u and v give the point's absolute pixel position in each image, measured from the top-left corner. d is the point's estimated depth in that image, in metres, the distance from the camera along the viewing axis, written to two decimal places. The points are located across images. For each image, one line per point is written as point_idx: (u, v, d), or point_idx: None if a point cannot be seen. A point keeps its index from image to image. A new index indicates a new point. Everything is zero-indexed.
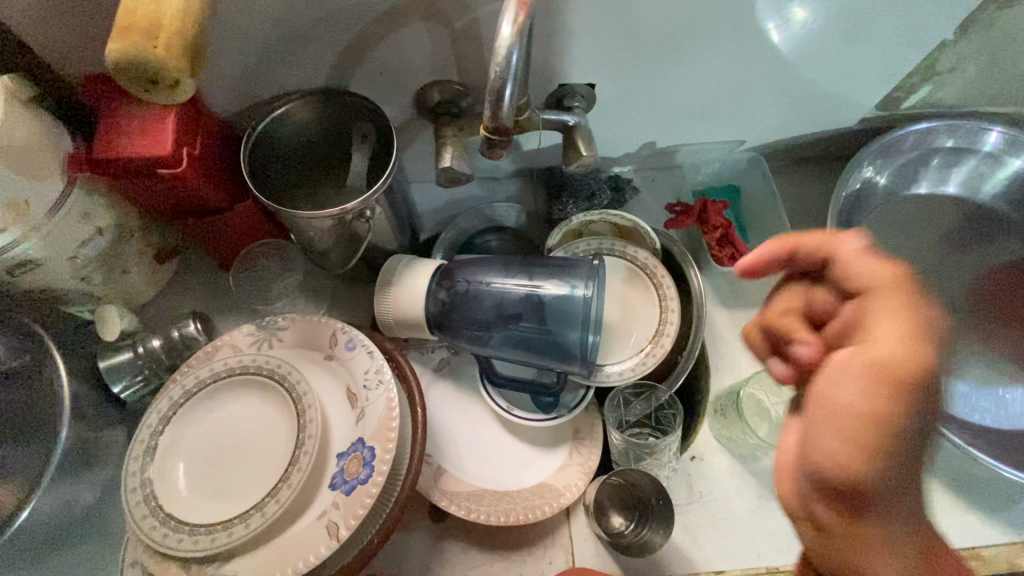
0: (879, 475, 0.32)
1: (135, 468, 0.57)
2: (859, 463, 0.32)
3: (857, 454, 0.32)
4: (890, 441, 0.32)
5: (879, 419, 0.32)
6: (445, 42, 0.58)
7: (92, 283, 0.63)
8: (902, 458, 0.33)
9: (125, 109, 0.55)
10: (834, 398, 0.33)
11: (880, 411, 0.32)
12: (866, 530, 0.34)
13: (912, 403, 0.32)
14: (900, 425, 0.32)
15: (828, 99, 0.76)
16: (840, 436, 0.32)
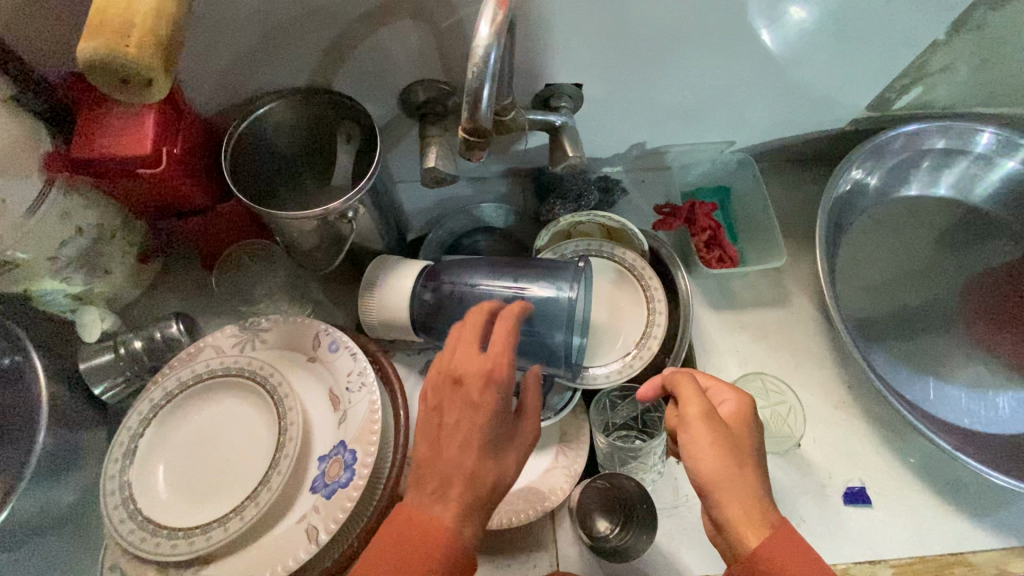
0: (758, 498, 0.43)
1: (114, 470, 0.56)
2: (743, 498, 0.43)
3: (732, 494, 0.43)
4: (744, 471, 0.43)
5: (731, 461, 0.43)
6: (429, 40, 0.57)
7: (73, 284, 0.62)
8: (762, 473, 0.44)
9: (104, 108, 0.54)
10: (702, 477, 0.44)
11: (730, 460, 0.43)
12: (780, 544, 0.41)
13: (749, 435, 0.46)
14: (745, 454, 0.44)
15: (819, 99, 0.75)
16: (713, 489, 0.43)
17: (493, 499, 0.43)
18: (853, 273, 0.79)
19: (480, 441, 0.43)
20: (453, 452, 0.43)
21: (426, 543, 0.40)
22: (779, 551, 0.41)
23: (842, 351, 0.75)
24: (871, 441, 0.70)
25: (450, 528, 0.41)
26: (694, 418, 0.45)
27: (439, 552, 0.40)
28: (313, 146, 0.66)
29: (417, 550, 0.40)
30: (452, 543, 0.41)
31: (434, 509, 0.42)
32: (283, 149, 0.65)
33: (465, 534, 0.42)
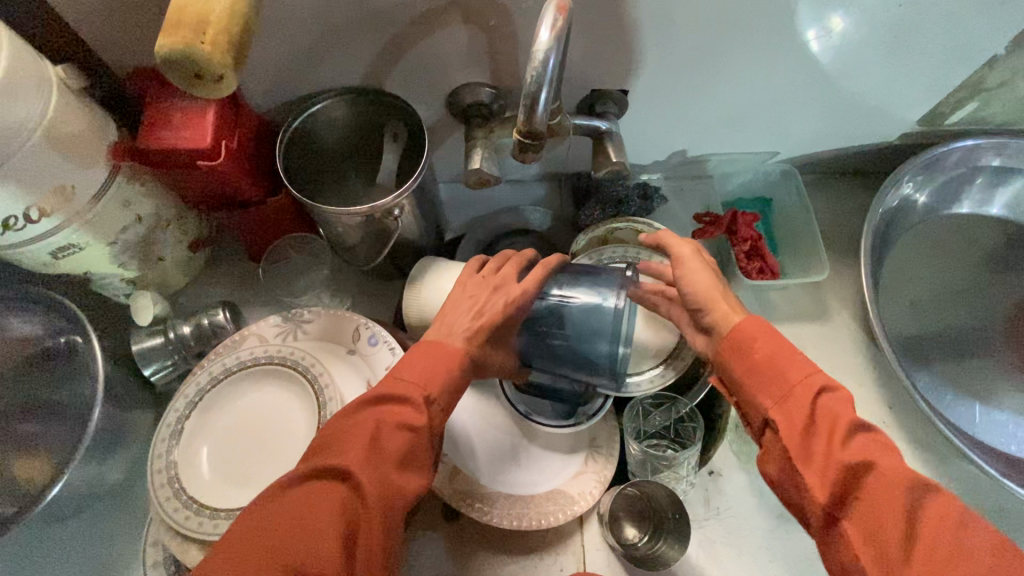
0: (738, 305, 0.48)
1: (161, 450, 0.58)
2: (729, 303, 0.48)
3: (716, 297, 0.48)
4: (728, 292, 0.49)
5: (718, 283, 0.50)
6: (480, 44, 0.58)
7: (129, 269, 0.65)
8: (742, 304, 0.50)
9: (169, 103, 0.56)
10: (692, 288, 0.49)
11: (714, 280, 0.50)
12: (756, 327, 0.46)
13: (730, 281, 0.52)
14: (728, 289, 0.50)
15: (868, 112, 0.74)
16: (704, 301, 0.49)
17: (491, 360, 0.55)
18: (897, 290, 0.77)
19: (498, 315, 0.52)
20: (478, 315, 0.52)
21: (463, 352, 0.50)
22: (756, 327, 0.45)
23: (883, 370, 0.73)
24: (912, 463, 0.68)
25: (479, 347, 0.51)
26: (688, 252, 0.52)
27: (469, 362, 0.50)
28: (362, 144, 0.67)
29: (456, 360, 0.49)
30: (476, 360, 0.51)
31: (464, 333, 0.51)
32: (333, 145, 0.67)
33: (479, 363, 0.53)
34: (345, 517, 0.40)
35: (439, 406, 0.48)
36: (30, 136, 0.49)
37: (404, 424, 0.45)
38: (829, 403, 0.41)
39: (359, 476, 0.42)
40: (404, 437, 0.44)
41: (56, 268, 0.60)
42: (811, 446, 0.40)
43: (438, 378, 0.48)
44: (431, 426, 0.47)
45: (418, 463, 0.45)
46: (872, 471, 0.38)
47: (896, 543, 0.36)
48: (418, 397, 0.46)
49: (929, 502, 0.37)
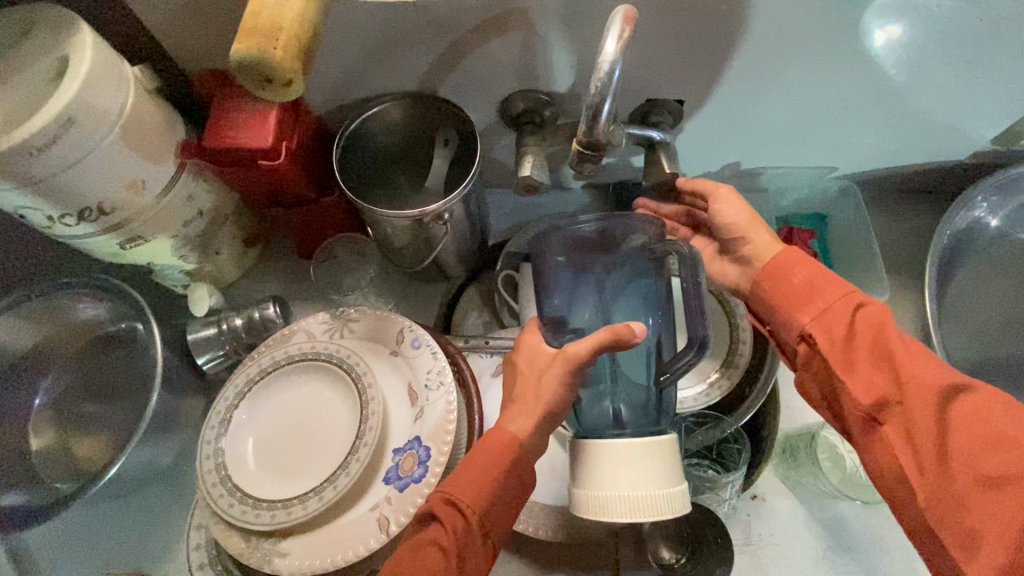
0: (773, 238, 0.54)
1: (210, 437, 0.60)
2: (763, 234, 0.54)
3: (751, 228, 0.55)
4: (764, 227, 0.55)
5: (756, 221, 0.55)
6: (538, 52, 0.58)
7: (189, 261, 0.68)
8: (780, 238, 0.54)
9: (234, 103, 0.58)
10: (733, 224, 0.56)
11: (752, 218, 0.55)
12: (788, 255, 0.50)
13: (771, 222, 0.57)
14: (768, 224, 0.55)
15: (937, 129, 0.70)
16: (743, 232, 0.55)
17: (542, 403, 0.49)
18: (963, 317, 0.72)
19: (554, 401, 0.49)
20: (536, 403, 0.49)
21: (497, 451, 0.47)
22: (791, 257, 0.50)
23: None
24: None
25: (516, 438, 0.48)
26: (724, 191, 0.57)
27: (507, 458, 0.47)
28: (414, 148, 0.68)
29: (491, 462, 0.47)
30: (516, 454, 0.48)
31: (502, 423, 0.49)
32: (387, 148, 0.68)
33: (530, 449, 0.49)
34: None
35: (473, 519, 0.45)
36: (109, 132, 0.51)
37: (426, 549, 0.44)
38: (875, 320, 0.44)
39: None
40: (429, 564, 0.43)
41: (123, 258, 0.63)
42: (850, 357, 0.44)
43: (468, 489, 0.46)
44: (462, 544, 0.44)
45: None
46: (910, 374, 0.41)
47: (932, 443, 0.40)
48: (442, 508, 0.45)
49: (967, 402, 0.39)
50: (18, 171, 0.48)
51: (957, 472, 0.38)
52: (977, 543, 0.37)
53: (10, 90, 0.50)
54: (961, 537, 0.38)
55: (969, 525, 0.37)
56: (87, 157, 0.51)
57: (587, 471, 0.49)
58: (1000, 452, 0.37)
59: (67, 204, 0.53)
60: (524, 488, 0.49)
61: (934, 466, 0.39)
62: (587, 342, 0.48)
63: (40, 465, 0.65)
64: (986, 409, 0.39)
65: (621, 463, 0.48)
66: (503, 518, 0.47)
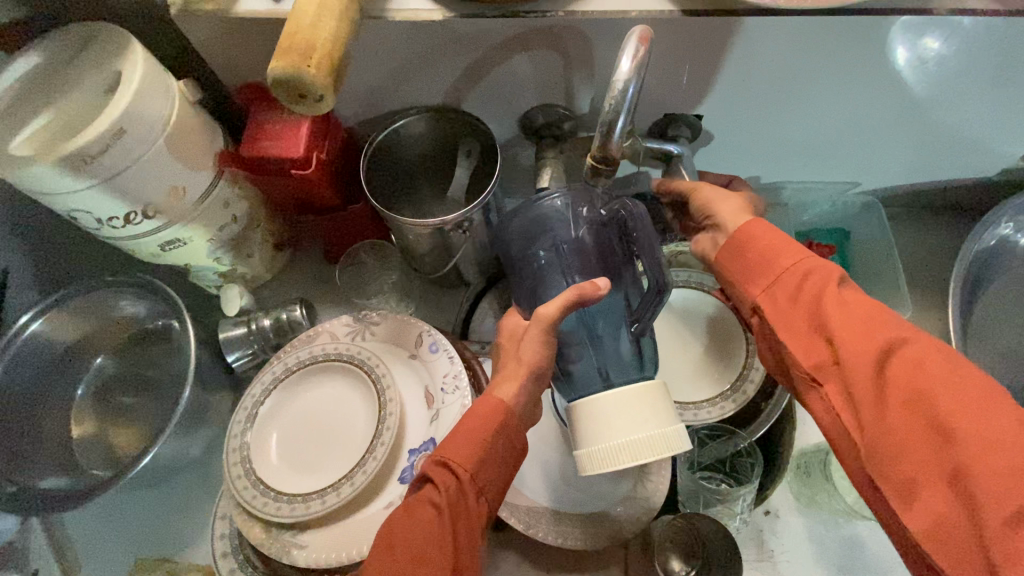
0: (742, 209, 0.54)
1: (236, 431, 0.63)
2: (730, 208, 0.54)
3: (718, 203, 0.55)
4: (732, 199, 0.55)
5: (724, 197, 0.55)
6: (559, 68, 0.60)
7: (222, 263, 0.71)
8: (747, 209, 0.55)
9: (272, 117, 0.62)
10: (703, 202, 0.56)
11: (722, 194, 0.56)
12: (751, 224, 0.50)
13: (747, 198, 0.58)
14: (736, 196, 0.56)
15: (963, 144, 0.69)
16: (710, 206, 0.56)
17: (524, 365, 0.51)
18: (990, 337, 0.71)
19: (536, 363, 0.51)
20: (518, 365, 0.51)
21: (485, 416, 0.49)
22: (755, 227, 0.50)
23: None
24: None
25: (502, 402, 0.49)
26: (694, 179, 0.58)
27: (494, 423, 0.48)
28: (438, 159, 0.71)
29: (478, 426, 0.48)
30: (501, 418, 0.49)
31: (490, 390, 0.50)
32: (412, 159, 0.71)
33: (517, 413, 0.50)
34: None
35: (465, 479, 0.46)
36: (155, 141, 0.55)
37: (421, 506, 0.45)
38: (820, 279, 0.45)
39: (379, 565, 0.44)
40: (422, 519, 0.44)
41: (162, 258, 0.67)
42: (797, 322, 0.45)
43: (459, 451, 0.47)
44: (455, 502, 0.46)
45: (438, 550, 0.44)
46: (851, 330, 0.42)
47: (871, 401, 0.41)
48: (435, 467, 0.47)
49: (905, 356, 0.40)
50: (72, 177, 0.52)
51: (892, 420, 0.40)
52: (911, 488, 0.39)
53: (67, 102, 0.54)
54: (898, 491, 0.39)
55: (902, 473, 0.39)
56: (133, 164, 0.54)
57: (586, 432, 0.52)
58: (931, 401, 0.39)
59: (115, 207, 0.57)
60: (514, 451, 0.50)
61: (872, 419, 0.40)
62: (554, 303, 0.50)
63: (80, 452, 0.69)
64: (921, 364, 0.40)
65: (611, 413, 0.51)
66: (497, 479, 0.49)
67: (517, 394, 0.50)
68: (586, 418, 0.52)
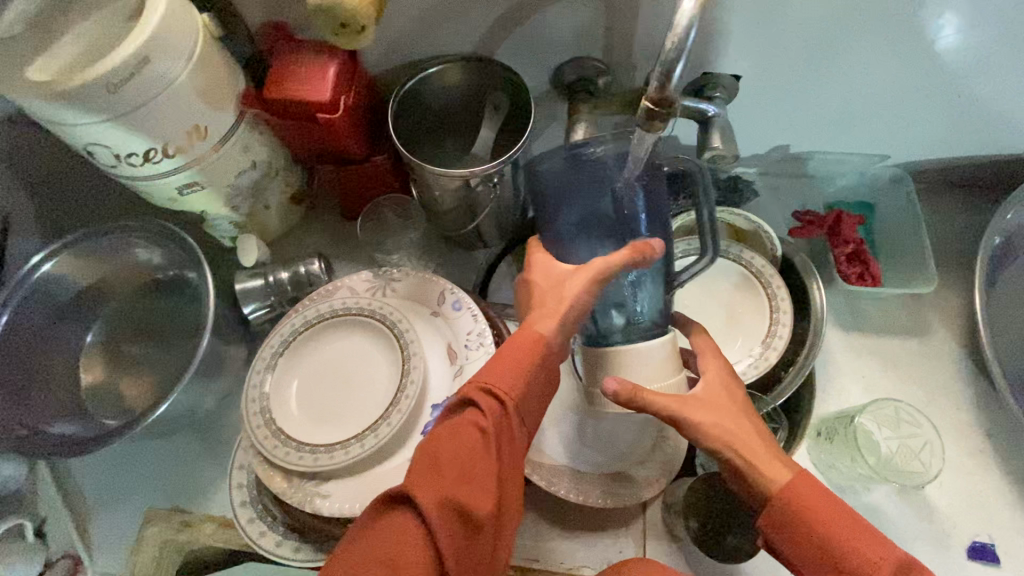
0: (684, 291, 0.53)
1: (255, 381, 0.61)
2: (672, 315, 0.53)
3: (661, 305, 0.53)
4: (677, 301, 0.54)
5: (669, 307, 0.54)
6: (599, 17, 0.58)
7: (239, 212, 0.69)
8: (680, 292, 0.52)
9: (297, 56, 0.59)
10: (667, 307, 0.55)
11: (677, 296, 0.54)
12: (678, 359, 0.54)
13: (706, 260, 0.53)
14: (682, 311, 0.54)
15: (997, 119, 0.68)
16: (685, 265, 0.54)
17: (566, 303, 0.48)
18: (1010, 314, 0.71)
19: (577, 302, 0.49)
20: (559, 303, 0.49)
21: (527, 347, 0.47)
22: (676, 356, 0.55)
23: (986, 396, 0.68)
24: (1007, 497, 0.63)
25: (542, 337, 0.47)
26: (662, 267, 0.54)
27: (537, 355, 0.47)
28: (466, 111, 0.69)
29: (522, 356, 0.46)
30: (544, 352, 0.47)
31: (527, 324, 0.48)
32: (439, 111, 0.69)
33: (556, 350, 0.49)
34: (420, 542, 0.40)
35: (511, 409, 0.45)
36: (178, 75, 0.52)
37: (465, 432, 0.43)
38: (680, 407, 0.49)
39: (422, 489, 0.41)
40: (468, 443, 0.43)
41: (178, 203, 0.65)
42: None
43: (504, 379, 0.45)
44: (500, 429, 0.44)
45: (484, 474, 0.42)
46: None
47: None
48: (478, 394, 0.45)
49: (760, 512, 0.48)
50: (92, 107, 0.49)
51: None
52: None
53: (86, 29, 0.52)
54: None
55: None
56: (154, 99, 0.52)
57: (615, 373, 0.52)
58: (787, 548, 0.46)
59: (135, 143, 0.54)
60: (550, 385, 0.49)
61: None
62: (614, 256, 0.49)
63: (90, 399, 0.67)
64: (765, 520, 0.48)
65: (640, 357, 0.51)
66: (535, 412, 0.48)
67: (556, 331, 0.48)
68: (604, 363, 0.52)
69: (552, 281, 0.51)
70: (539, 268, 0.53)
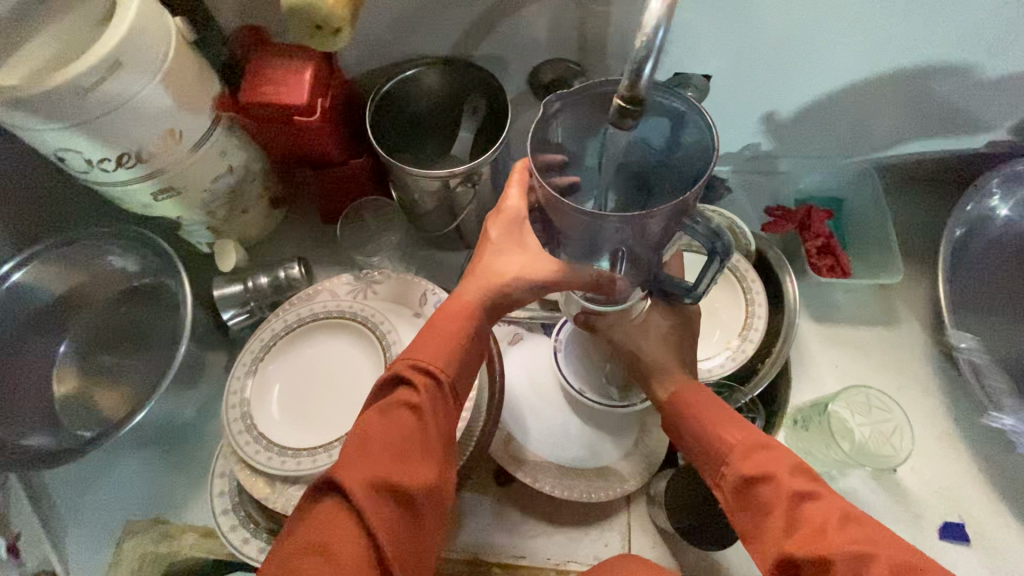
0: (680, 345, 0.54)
1: (235, 387, 0.61)
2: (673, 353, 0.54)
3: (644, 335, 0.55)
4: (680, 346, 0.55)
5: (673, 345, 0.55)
6: (573, 20, 0.60)
7: (216, 217, 0.69)
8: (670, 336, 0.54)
9: (272, 60, 0.59)
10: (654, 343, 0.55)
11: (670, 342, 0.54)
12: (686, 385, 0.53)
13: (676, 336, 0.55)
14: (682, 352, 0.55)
15: (957, 114, 0.71)
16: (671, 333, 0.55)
17: (505, 276, 0.49)
18: (974, 303, 0.73)
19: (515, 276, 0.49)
20: (495, 276, 0.49)
21: (458, 319, 0.48)
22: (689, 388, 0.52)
23: (953, 381, 0.70)
24: (976, 477, 0.65)
25: (471, 307, 0.49)
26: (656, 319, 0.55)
27: (468, 326, 0.48)
28: (444, 115, 0.70)
29: (453, 325, 0.48)
30: (474, 322, 0.48)
31: (457, 295, 0.49)
32: (418, 115, 0.69)
33: (486, 319, 0.50)
34: (350, 522, 0.40)
35: (442, 380, 0.46)
36: (150, 79, 0.52)
37: (393, 412, 0.44)
38: (705, 439, 0.48)
39: (351, 472, 0.41)
40: (399, 420, 0.43)
41: (153, 209, 0.64)
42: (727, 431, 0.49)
43: (435, 353, 0.46)
44: (432, 404, 0.45)
45: (416, 450, 0.43)
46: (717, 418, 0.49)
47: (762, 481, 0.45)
48: (413, 370, 0.46)
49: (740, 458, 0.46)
50: (67, 110, 0.49)
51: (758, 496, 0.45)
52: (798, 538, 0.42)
53: (58, 33, 0.51)
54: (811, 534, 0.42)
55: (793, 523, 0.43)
56: (126, 102, 0.51)
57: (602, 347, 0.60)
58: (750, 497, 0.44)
59: (106, 147, 0.54)
60: (481, 358, 0.50)
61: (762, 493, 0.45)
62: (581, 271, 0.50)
63: (64, 410, 0.66)
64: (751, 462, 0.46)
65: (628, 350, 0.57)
66: (466, 386, 0.49)
67: (490, 304, 0.49)
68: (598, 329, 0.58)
69: (511, 244, 0.50)
70: (500, 224, 0.51)
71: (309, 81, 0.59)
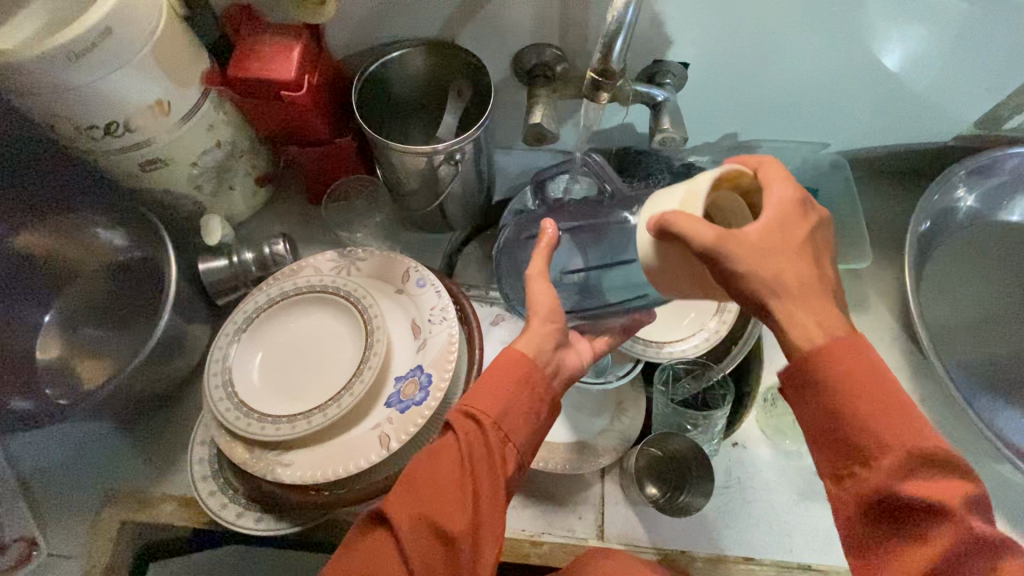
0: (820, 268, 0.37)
1: (217, 356, 0.62)
2: (801, 267, 0.36)
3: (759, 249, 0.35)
4: (789, 233, 0.36)
5: (787, 252, 0.36)
6: (554, 5, 0.62)
7: (203, 192, 0.70)
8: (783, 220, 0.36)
9: (261, 37, 0.61)
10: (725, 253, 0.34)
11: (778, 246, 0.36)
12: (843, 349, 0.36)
13: (787, 225, 0.36)
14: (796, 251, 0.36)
15: (925, 108, 0.74)
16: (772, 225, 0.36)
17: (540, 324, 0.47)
18: (938, 290, 0.76)
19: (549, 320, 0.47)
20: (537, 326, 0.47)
21: (507, 368, 0.46)
22: (848, 355, 0.36)
23: (919, 365, 0.72)
24: None
25: (521, 356, 0.46)
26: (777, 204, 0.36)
27: (519, 375, 0.46)
28: (430, 98, 0.71)
29: (506, 376, 0.46)
30: (526, 375, 0.46)
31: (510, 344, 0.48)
32: (405, 97, 0.71)
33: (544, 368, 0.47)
34: (393, 555, 0.42)
35: (491, 426, 0.45)
36: (139, 50, 0.53)
37: (441, 456, 0.44)
38: (855, 434, 0.36)
39: (398, 507, 0.43)
40: (444, 461, 0.44)
41: (140, 181, 0.65)
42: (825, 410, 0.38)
43: (484, 399, 0.45)
44: (480, 448, 0.44)
45: (459, 491, 0.43)
46: (882, 416, 0.36)
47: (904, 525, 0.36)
48: (462, 417, 0.45)
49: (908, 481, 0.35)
50: (58, 75, 0.50)
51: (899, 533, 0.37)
52: None
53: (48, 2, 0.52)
54: None
55: None
56: (114, 71, 0.52)
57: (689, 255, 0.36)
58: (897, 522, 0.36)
59: (95, 115, 0.55)
60: (547, 401, 0.47)
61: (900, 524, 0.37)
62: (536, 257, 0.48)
63: (46, 378, 0.67)
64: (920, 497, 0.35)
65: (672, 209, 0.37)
66: (528, 429, 0.46)
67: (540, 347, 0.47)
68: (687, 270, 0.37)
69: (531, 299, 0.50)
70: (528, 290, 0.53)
71: (298, 57, 0.60)
